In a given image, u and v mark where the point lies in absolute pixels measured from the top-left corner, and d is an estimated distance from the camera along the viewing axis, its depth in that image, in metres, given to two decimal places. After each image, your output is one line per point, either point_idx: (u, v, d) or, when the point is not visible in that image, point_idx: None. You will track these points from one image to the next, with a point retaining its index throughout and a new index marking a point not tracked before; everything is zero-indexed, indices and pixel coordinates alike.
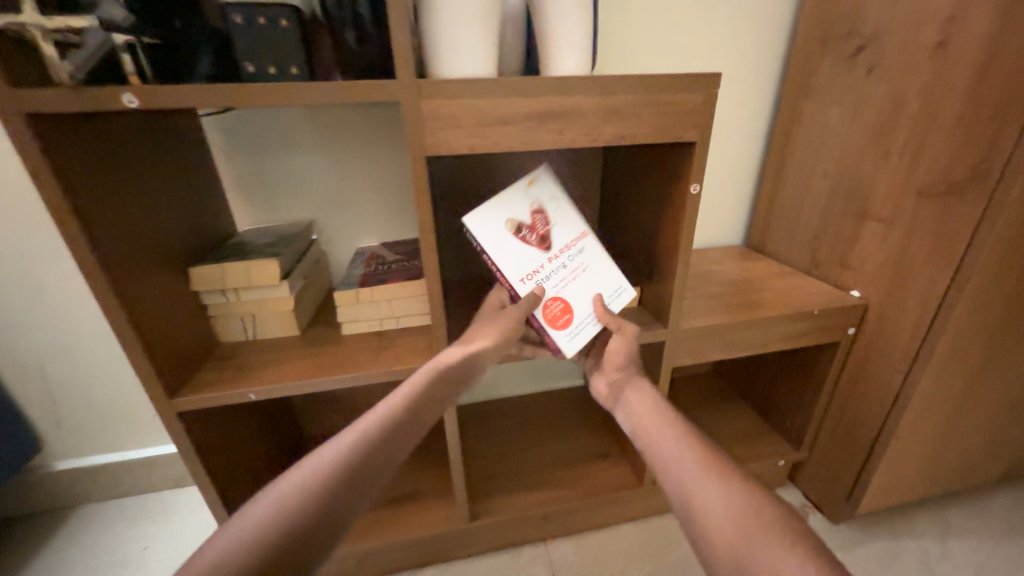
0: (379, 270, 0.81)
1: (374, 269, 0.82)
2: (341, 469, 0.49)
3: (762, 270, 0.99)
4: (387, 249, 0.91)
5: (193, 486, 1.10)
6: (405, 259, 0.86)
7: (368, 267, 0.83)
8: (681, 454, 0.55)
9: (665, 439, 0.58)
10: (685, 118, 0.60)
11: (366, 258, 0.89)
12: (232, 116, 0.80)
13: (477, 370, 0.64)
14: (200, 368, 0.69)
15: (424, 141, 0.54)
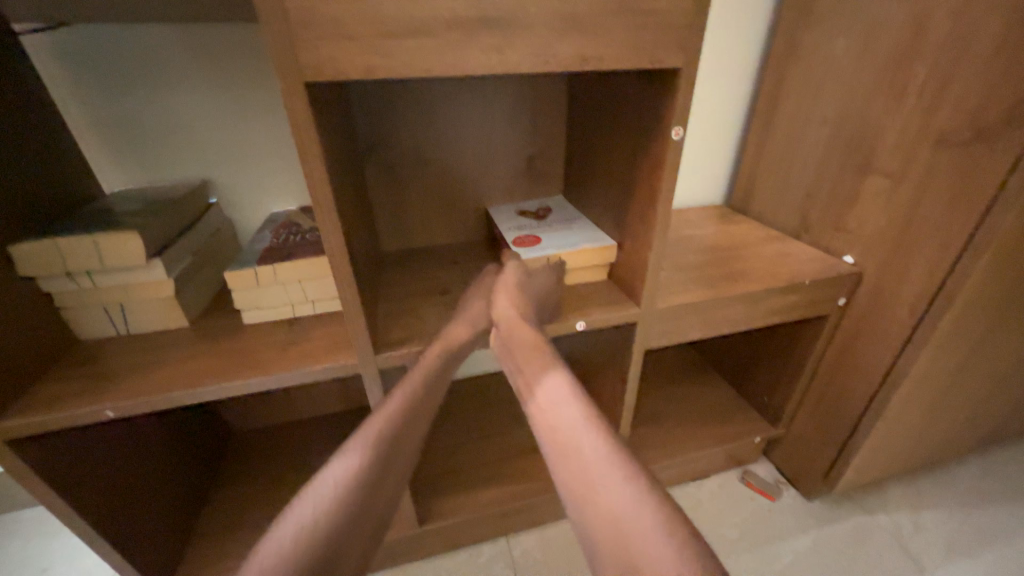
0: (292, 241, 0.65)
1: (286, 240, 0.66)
2: (331, 522, 0.40)
3: (746, 235, 0.89)
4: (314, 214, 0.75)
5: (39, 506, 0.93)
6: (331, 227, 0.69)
7: (275, 239, 0.66)
8: (606, 467, 0.39)
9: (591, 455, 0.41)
10: (668, 36, 0.45)
11: (279, 225, 0.72)
12: (68, 35, 0.59)
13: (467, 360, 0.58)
14: (39, 374, 0.53)
15: (300, 60, 0.38)
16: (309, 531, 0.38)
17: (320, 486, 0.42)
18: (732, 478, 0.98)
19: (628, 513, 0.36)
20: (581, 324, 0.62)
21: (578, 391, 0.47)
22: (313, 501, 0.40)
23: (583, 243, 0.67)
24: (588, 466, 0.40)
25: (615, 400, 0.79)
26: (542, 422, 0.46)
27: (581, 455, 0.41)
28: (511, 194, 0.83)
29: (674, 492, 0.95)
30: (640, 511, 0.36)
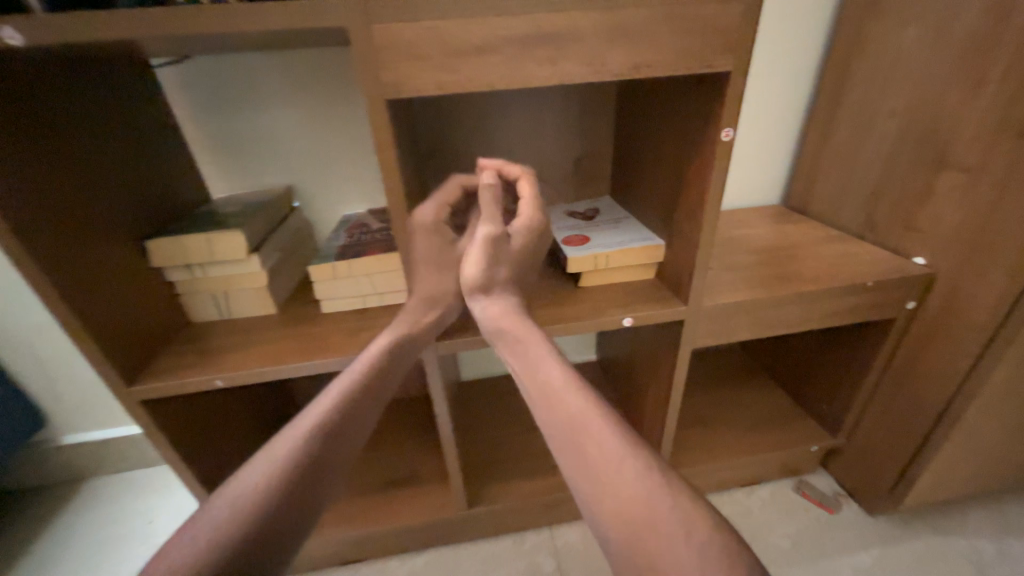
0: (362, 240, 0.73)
1: (357, 239, 0.74)
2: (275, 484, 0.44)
3: (803, 235, 0.86)
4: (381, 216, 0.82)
5: (164, 466, 1.08)
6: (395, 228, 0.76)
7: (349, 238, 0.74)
8: (612, 462, 0.41)
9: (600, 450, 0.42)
10: (718, 39, 0.46)
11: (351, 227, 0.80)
12: (189, 65, 0.70)
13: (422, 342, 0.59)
14: (163, 350, 0.64)
15: (381, 79, 0.43)
16: (256, 493, 0.43)
17: (269, 454, 0.46)
18: (786, 488, 0.95)
19: (645, 506, 0.39)
20: (628, 321, 0.64)
21: (575, 384, 0.47)
22: (261, 467, 0.45)
23: (631, 242, 0.69)
24: (595, 460, 0.42)
25: (660, 398, 0.80)
26: (541, 415, 0.47)
27: (587, 450, 0.43)
28: (560, 195, 0.87)
29: (714, 498, 0.93)
30: (655, 506, 0.38)
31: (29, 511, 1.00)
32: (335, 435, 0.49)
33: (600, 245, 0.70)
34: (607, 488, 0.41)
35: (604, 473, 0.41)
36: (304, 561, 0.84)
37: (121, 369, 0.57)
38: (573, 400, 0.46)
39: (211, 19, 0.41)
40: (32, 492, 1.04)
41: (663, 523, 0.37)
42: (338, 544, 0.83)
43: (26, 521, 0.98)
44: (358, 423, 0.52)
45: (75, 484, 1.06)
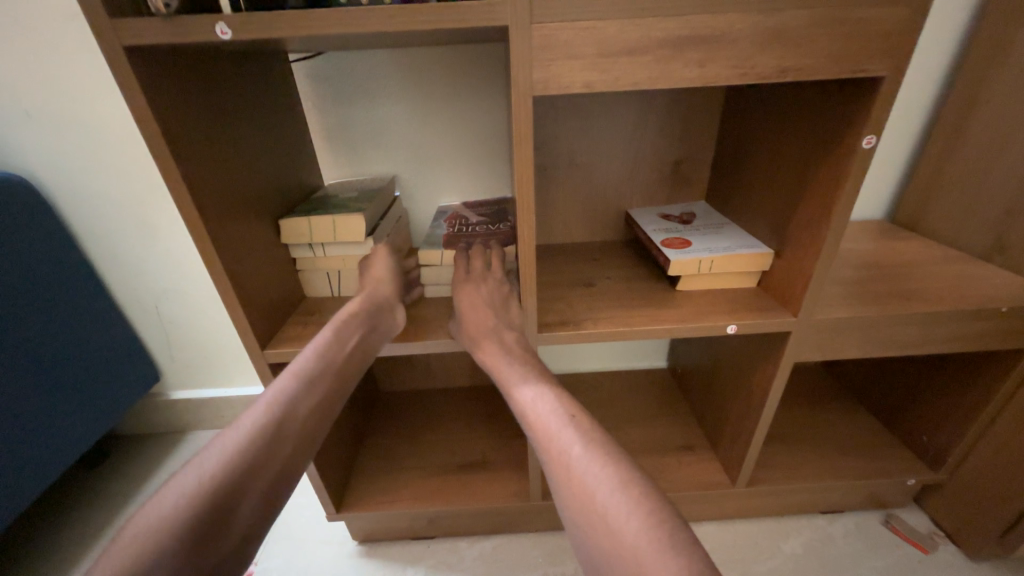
0: (464, 232, 0.75)
1: (458, 229, 0.76)
2: (247, 448, 0.46)
3: (917, 253, 0.80)
4: (476, 210, 0.84)
5: None
6: (493, 223, 0.77)
7: (451, 228, 0.77)
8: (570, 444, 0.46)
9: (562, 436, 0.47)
10: (876, 43, 0.45)
11: (448, 218, 0.82)
12: (320, 60, 0.75)
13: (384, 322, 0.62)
14: (287, 321, 0.70)
15: (531, 77, 0.46)
16: (230, 454, 0.45)
17: (242, 421, 0.48)
18: (872, 519, 0.90)
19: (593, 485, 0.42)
20: (733, 328, 0.63)
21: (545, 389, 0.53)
22: (235, 432, 0.47)
23: (738, 248, 0.68)
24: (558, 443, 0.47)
25: (746, 410, 0.78)
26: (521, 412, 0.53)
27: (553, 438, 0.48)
28: (653, 198, 0.86)
29: (706, 528, 0.90)
30: (603, 479, 0.42)
31: (143, 453, 1.13)
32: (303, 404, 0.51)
33: (703, 249, 0.69)
34: (552, 458, 0.47)
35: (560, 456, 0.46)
36: (381, 532, 0.89)
37: (259, 334, 0.63)
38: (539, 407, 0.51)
39: (385, 18, 0.44)
40: (145, 438, 1.17)
41: (607, 488, 0.41)
42: (414, 519, 0.87)
43: (140, 461, 1.10)
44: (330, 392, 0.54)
45: (179, 434, 1.18)
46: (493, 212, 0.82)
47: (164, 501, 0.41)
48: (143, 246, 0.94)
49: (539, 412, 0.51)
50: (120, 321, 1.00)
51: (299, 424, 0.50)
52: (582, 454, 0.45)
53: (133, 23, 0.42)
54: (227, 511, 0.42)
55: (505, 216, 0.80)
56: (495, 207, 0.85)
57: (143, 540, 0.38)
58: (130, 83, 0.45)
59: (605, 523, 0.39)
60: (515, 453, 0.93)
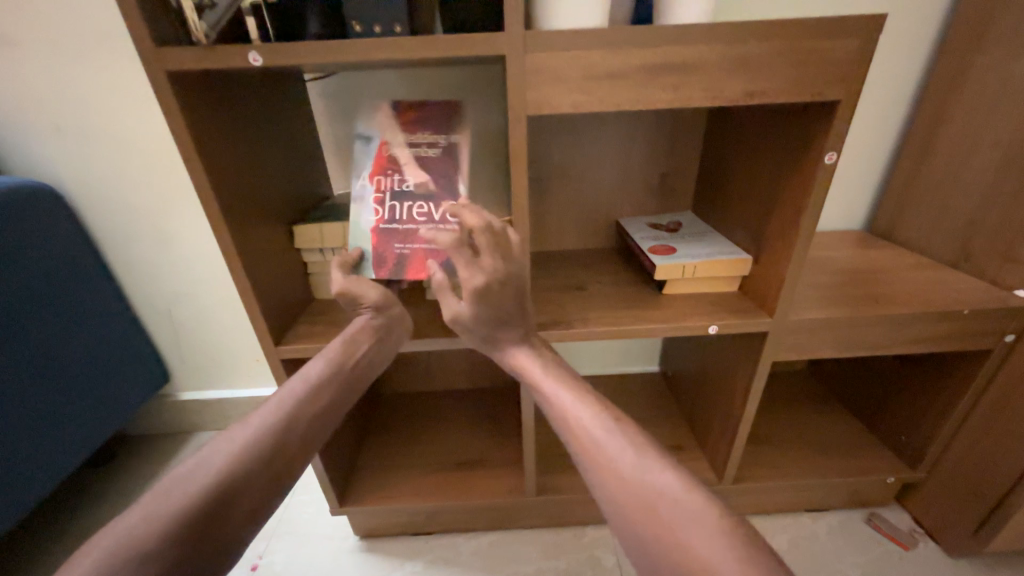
0: (394, 227, 0.70)
1: (390, 218, 0.71)
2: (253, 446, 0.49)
3: (891, 261, 0.85)
4: (414, 152, 0.73)
5: None
6: (431, 203, 0.71)
7: (378, 212, 0.71)
8: (622, 451, 0.47)
9: (613, 445, 0.47)
10: (831, 71, 0.50)
11: (372, 167, 0.73)
12: (332, 79, 0.81)
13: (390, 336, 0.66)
14: (298, 320, 0.74)
15: (526, 98, 0.51)
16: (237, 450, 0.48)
17: (250, 421, 0.51)
18: (856, 518, 0.93)
19: (653, 494, 0.43)
20: (713, 328, 0.68)
21: (588, 395, 0.54)
22: (243, 430, 0.50)
23: (719, 254, 0.73)
24: (608, 451, 0.47)
25: (731, 409, 0.82)
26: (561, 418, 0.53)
27: (601, 446, 0.48)
28: (643, 208, 0.91)
29: None
30: (664, 487, 0.43)
31: (150, 453, 1.16)
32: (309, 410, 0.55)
33: (686, 255, 0.74)
34: (601, 464, 0.47)
35: (612, 465, 0.46)
36: (380, 528, 0.92)
37: (272, 331, 0.68)
38: (583, 413, 0.51)
39: (397, 46, 0.50)
40: (152, 438, 1.20)
41: (669, 499, 0.42)
42: (413, 515, 0.90)
43: (147, 461, 1.14)
44: (334, 402, 0.58)
45: (185, 435, 1.21)
46: (432, 162, 0.72)
47: (177, 489, 0.43)
48: (159, 253, 0.99)
49: (584, 417, 0.51)
50: (134, 325, 1.04)
51: (301, 431, 0.53)
52: (635, 462, 0.46)
53: (175, 50, 0.48)
54: (228, 504, 0.45)
55: (446, 179, 0.71)
56: (426, 142, 0.73)
57: (153, 524, 0.41)
58: (168, 102, 0.50)
59: (669, 534, 0.40)
60: (513, 452, 0.97)
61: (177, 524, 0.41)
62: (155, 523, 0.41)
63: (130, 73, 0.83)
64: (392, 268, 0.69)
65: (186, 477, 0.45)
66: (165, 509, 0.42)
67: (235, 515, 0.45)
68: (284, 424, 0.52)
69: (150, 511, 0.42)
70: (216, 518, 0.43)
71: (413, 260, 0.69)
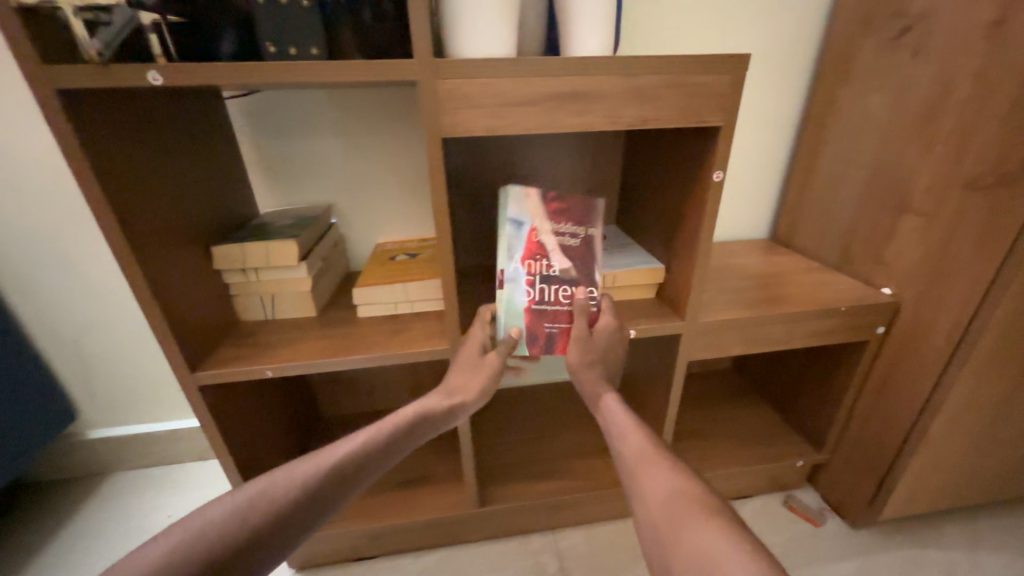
0: (546, 307, 0.67)
1: (541, 298, 0.66)
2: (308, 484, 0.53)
3: (789, 266, 0.95)
4: (559, 239, 0.68)
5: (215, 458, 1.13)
6: (574, 286, 0.67)
7: (530, 293, 0.67)
8: (664, 471, 0.52)
9: (657, 468, 0.53)
10: (712, 101, 0.57)
11: (524, 249, 0.66)
12: (256, 98, 0.80)
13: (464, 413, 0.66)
14: (219, 345, 0.71)
15: (441, 122, 0.54)
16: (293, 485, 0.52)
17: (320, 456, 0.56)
18: (776, 501, 1.01)
19: (681, 507, 0.47)
20: (632, 333, 0.72)
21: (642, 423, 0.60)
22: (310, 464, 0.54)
23: (636, 264, 0.79)
24: (653, 470, 0.53)
25: (658, 408, 0.87)
26: (620, 439, 0.59)
27: (648, 465, 0.53)
28: None
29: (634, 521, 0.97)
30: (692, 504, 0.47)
31: (53, 502, 1.04)
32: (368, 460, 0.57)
33: (607, 265, 0.79)
34: (647, 479, 0.52)
35: (654, 481, 0.51)
36: (319, 557, 0.88)
37: (188, 357, 0.64)
38: (638, 437, 0.58)
39: (310, 69, 0.51)
40: (56, 485, 1.08)
41: (694, 513, 0.46)
42: (352, 540, 0.87)
43: (49, 511, 1.02)
44: (391, 456, 0.60)
45: (97, 477, 1.10)
46: (574, 249, 0.68)
47: (235, 510, 0.48)
48: (61, 278, 0.91)
49: (634, 443, 0.57)
50: (33, 359, 0.95)
51: (350, 476, 0.56)
52: (671, 481, 0.50)
53: (64, 68, 0.46)
54: (302, 510, 0.51)
55: (586, 262, 0.68)
56: (569, 228, 0.68)
57: (242, 515, 0.48)
58: (60, 122, 0.48)
59: (689, 541, 0.44)
60: (456, 466, 0.97)
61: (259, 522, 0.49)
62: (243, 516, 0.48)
63: (18, 85, 0.77)
64: (544, 348, 0.67)
65: (249, 499, 0.49)
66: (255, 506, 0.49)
67: (304, 521, 0.52)
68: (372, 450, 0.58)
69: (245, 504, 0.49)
70: (289, 523, 0.50)
71: (562, 339, 0.67)
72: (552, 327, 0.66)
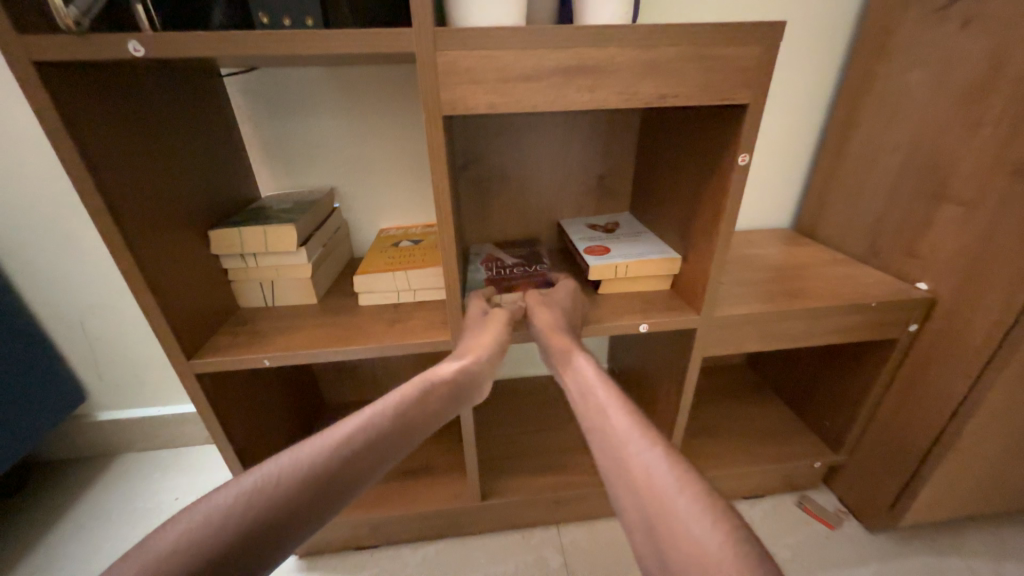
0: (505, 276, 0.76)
1: (499, 274, 0.78)
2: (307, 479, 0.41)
3: (812, 258, 0.90)
4: (513, 249, 0.89)
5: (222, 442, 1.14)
6: (527, 266, 0.80)
7: (489, 272, 0.79)
8: (633, 440, 0.44)
9: (628, 440, 0.45)
10: (736, 76, 0.52)
11: (483, 258, 0.85)
12: (254, 75, 0.77)
13: (477, 382, 0.58)
14: (216, 332, 0.70)
15: (440, 98, 0.50)
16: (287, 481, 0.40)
17: (320, 441, 0.44)
18: (789, 502, 0.98)
19: (653, 484, 0.40)
20: (644, 326, 0.69)
21: (606, 384, 0.52)
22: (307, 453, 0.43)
23: (650, 254, 0.75)
24: (620, 441, 0.45)
25: (668, 404, 0.84)
26: (584, 410, 0.52)
27: (614, 435, 0.46)
28: (581, 209, 0.92)
29: None
30: (668, 480, 0.40)
31: (64, 480, 1.06)
32: (383, 444, 0.46)
33: (619, 254, 0.75)
34: (618, 454, 0.45)
35: (624, 455, 0.44)
36: (320, 544, 0.88)
37: (185, 344, 0.63)
38: (605, 404, 0.50)
39: (300, 40, 0.47)
40: (67, 465, 1.10)
41: (670, 491, 0.39)
42: (353, 529, 0.87)
43: (60, 490, 1.04)
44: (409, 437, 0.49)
45: (107, 458, 1.12)
46: (524, 253, 0.87)
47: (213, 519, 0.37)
48: (63, 262, 0.90)
49: (616, 421, 0.47)
50: (40, 341, 0.95)
51: (364, 465, 0.44)
52: (647, 453, 0.43)
53: (38, 38, 0.43)
54: (282, 522, 0.39)
55: (536, 257, 0.84)
56: (525, 250, 0.88)
57: (204, 531, 0.37)
58: (39, 96, 0.45)
59: (666, 526, 0.38)
60: (460, 457, 0.95)
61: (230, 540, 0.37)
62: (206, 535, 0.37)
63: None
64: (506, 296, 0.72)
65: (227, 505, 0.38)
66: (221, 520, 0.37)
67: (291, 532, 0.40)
68: (377, 430, 0.46)
69: (202, 519, 0.37)
70: (272, 536, 0.39)
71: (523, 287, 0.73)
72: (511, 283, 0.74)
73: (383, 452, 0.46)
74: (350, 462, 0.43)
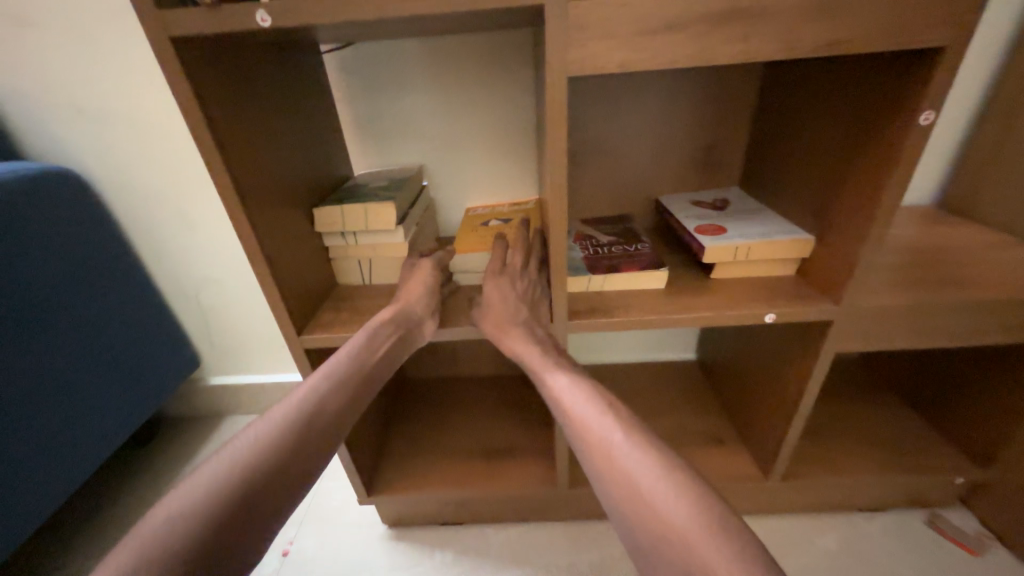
0: (601, 255, 0.72)
1: (595, 253, 0.73)
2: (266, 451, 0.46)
3: (971, 240, 0.76)
4: (605, 225, 0.83)
5: None
6: (625, 244, 0.74)
7: (586, 250, 0.74)
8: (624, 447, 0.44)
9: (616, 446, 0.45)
10: (936, 10, 0.42)
11: (575, 235, 0.80)
12: (351, 51, 0.76)
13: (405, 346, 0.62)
14: (320, 308, 0.71)
15: (567, 58, 0.45)
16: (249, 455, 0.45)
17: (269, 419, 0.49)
18: (915, 518, 0.86)
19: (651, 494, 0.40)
20: (770, 316, 0.61)
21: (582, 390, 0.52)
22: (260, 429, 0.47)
23: (776, 233, 0.66)
24: (606, 449, 0.45)
25: (780, 401, 0.76)
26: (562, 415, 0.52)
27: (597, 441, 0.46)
28: (684, 184, 0.84)
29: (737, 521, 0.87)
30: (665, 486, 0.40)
31: (184, 435, 1.18)
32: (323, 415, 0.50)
33: (737, 234, 0.67)
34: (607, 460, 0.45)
35: (614, 464, 0.44)
36: (408, 516, 0.90)
37: (295, 320, 0.65)
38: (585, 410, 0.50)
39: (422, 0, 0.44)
40: (186, 421, 1.22)
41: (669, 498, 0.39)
42: (440, 504, 0.88)
43: (182, 443, 1.16)
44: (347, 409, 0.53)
45: (217, 418, 1.23)
46: (619, 229, 0.80)
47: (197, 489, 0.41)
48: (180, 238, 0.98)
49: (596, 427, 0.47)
50: (163, 311, 1.04)
51: (313, 435, 0.49)
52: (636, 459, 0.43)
53: (178, 14, 0.44)
54: (255, 494, 0.43)
55: (633, 234, 0.78)
56: (620, 226, 0.82)
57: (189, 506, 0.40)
58: (175, 73, 0.46)
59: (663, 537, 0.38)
60: (543, 442, 0.93)
61: (208, 518, 0.40)
62: (183, 512, 0.40)
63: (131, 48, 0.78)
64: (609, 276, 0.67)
65: (206, 478, 0.42)
66: (196, 498, 0.41)
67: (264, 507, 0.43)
68: (314, 406, 0.51)
69: (181, 501, 0.40)
70: (249, 508, 0.42)
71: (626, 266, 0.68)
72: (612, 264, 0.69)
73: (328, 424, 0.50)
74: (298, 434, 0.48)
